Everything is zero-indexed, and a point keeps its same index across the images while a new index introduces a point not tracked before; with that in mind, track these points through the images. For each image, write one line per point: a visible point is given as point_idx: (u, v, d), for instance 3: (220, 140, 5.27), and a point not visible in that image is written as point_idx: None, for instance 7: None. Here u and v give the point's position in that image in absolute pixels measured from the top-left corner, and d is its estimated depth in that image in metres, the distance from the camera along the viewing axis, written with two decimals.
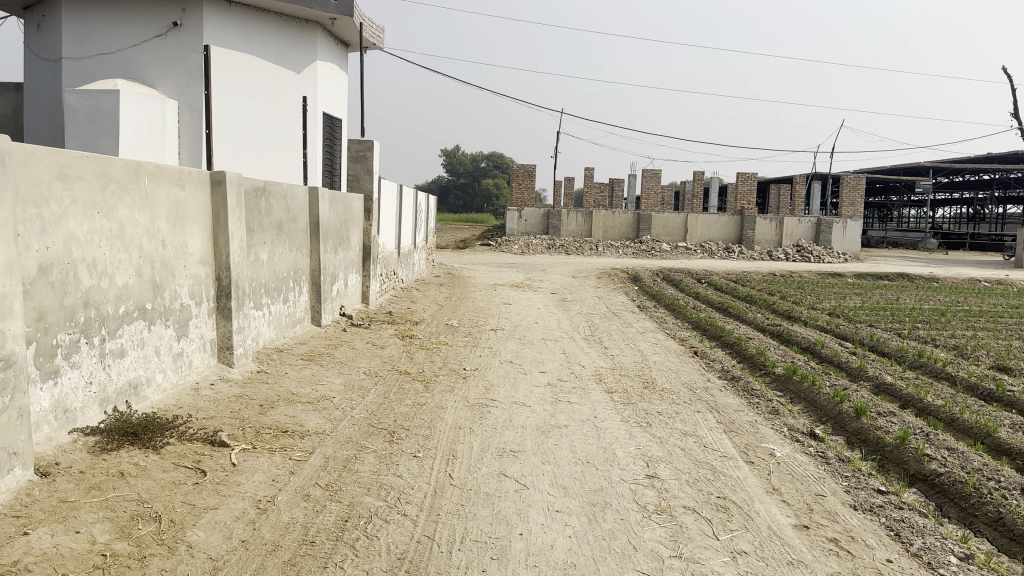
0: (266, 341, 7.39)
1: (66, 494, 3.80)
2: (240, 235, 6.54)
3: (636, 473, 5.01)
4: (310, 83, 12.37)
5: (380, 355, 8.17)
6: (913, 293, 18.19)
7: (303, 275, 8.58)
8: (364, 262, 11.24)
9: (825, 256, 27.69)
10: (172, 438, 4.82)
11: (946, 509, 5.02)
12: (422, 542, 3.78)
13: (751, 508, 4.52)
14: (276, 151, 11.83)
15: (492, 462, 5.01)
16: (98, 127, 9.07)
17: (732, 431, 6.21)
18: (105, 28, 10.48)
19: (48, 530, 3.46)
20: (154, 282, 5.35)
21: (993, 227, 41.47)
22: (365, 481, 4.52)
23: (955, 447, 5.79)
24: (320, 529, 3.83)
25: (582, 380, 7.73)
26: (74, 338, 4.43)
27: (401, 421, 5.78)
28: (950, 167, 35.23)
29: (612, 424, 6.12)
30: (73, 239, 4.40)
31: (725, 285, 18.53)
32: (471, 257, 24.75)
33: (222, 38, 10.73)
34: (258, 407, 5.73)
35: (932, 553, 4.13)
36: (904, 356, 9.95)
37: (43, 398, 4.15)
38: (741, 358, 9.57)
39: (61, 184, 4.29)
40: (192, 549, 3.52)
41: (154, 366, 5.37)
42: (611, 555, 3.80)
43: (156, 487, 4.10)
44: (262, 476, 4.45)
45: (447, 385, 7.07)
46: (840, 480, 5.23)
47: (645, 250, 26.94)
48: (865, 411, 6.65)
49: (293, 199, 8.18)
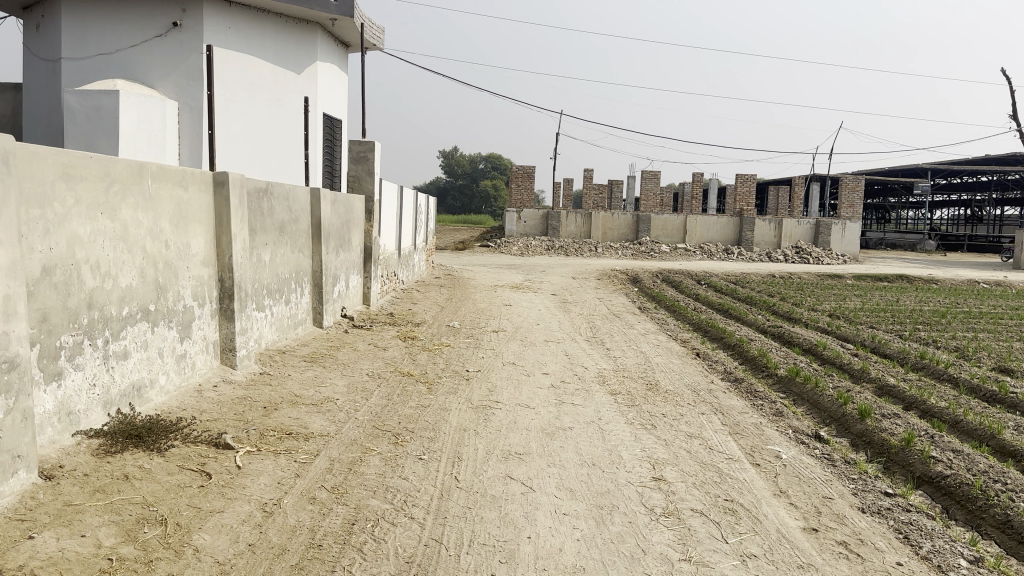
0: (268, 342, 7.36)
1: (70, 497, 3.77)
2: (242, 236, 6.51)
3: (642, 475, 4.99)
4: (310, 84, 12.34)
5: (383, 356, 8.15)
6: (913, 294, 18.21)
7: (305, 276, 8.55)
8: (365, 263, 11.21)
9: (824, 257, 27.74)
10: (175, 440, 4.79)
11: (952, 511, 5.01)
12: (430, 545, 3.76)
13: (759, 511, 4.50)
14: (276, 152, 11.80)
15: (498, 465, 5.00)
16: (98, 127, 9.05)
17: (737, 433, 6.19)
18: (105, 29, 10.45)
19: (54, 533, 3.43)
20: (158, 284, 5.32)
21: (991, 229, 41.54)
22: (371, 484, 4.49)
23: (961, 450, 5.77)
24: (327, 533, 3.80)
25: (585, 381, 7.72)
26: (77, 340, 4.40)
27: (405, 423, 5.75)
28: (948, 168, 35.30)
29: (617, 427, 6.10)
30: (76, 239, 4.38)
31: (725, 286, 18.55)
32: (471, 258, 24.76)
33: (223, 38, 10.71)
34: (262, 409, 5.70)
35: (942, 556, 4.13)
36: (906, 357, 9.95)
37: (47, 401, 4.12)
38: (743, 359, 9.57)
39: (64, 184, 4.26)
40: (199, 553, 3.49)
41: (157, 369, 5.34)
42: (620, 558, 3.78)
43: (161, 490, 4.07)
44: (267, 479, 4.42)
45: (451, 387, 7.05)
46: (847, 482, 5.22)
47: (645, 251, 26.97)
48: (869, 412, 6.65)
49: (296, 200, 8.16)
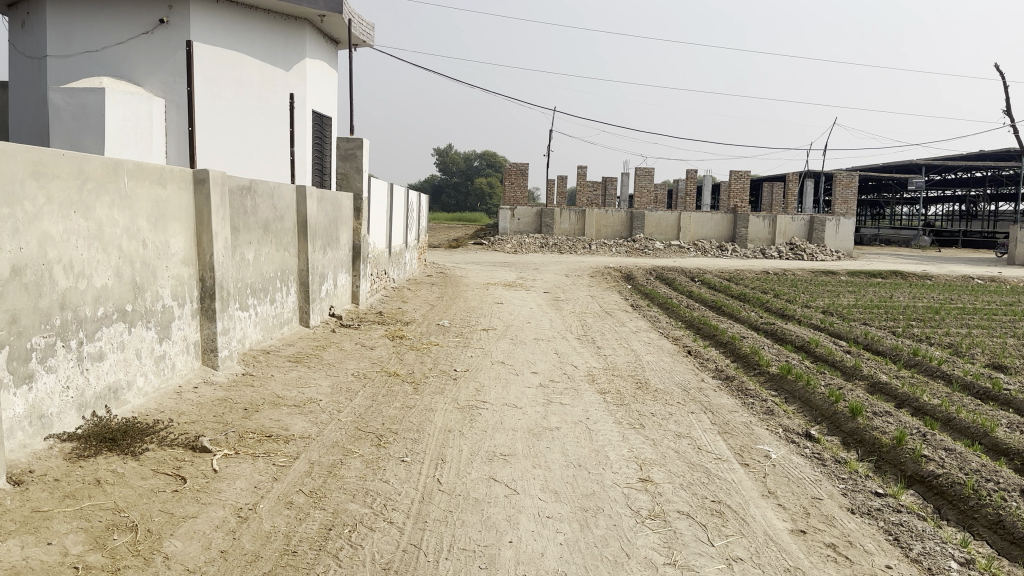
0: (252, 342, 7.26)
1: (39, 503, 3.66)
2: (224, 235, 6.40)
3: (629, 476, 4.91)
4: (299, 81, 12.20)
5: (370, 356, 8.06)
6: (907, 290, 18.15)
7: (291, 275, 8.44)
8: (354, 261, 11.11)
9: (818, 254, 27.56)
10: (151, 444, 4.69)
11: (944, 511, 4.94)
12: (408, 550, 3.67)
13: (746, 513, 4.42)
14: (264, 149, 11.68)
15: (482, 466, 4.90)
16: (82, 125, 8.91)
17: (727, 432, 6.11)
18: (90, 25, 10.30)
19: (19, 541, 3.32)
20: (135, 284, 5.21)
21: (985, 225, 41.62)
22: (351, 487, 4.39)
23: (954, 448, 5.70)
24: (303, 539, 3.71)
25: (574, 380, 7.64)
26: (50, 341, 4.28)
27: (389, 425, 5.65)
28: (942, 163, 35.28)
29: (606, 426, 6.03)
30: (48, 239, 4.26)
31: (717, 283, 18.50)
32: (464, 256, 24.60)
33: (210, 34, 10.57)
34: (243, 411, 5.59)
35: (932, 558, 4.04)
36: (899, 354, 9.89)
37: (17, 404, 4.01)
38: (735, 357, 9.51)
39: (35, 182, 4.15)
40: (169, 561, 3.39)
41: (135, 370, 5.23)
42: (603, 563, 3.70)
43: (134, 495, 3.97)
44: (244, 483, 4.32)
45: (438, 387, 6.95)
46: (837, 482, 5.14)
47: (638, 248, 26.84)
48: (861, 411, 6.58)
49: (281, 198, 8.03)
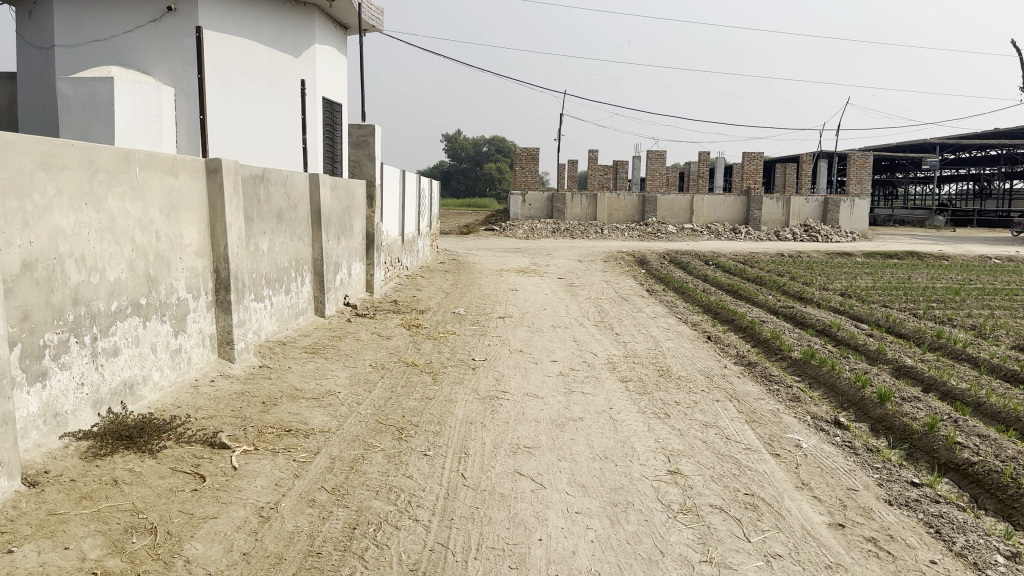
0: (268, 333, 7.16)
1: (55, 506, 3.57)
2: (238, 225, 6.26)
3: (657, 468, 4.78)
4: (308, 67, 12.02)
5: (386, 346, 7.91)
6: (925, 272, 17.78)
7: (305, 264, 8.31)
8: (367, 250, 10.96)
9: (832, 235, 27.11)
10: (169, 440, 4.60)
11: (982, 500, 4.78)
12: (435, 550, 3.55)
13: (781, 506, 4.28)
14: (275, 136, 11.54)
15: (506, 460, 4.79)
16: (91, 114, 8.76)
17: (755, 420, 5.96)
18: (97, 13, 10.12)
19: (36, 546, 3.23)
20: (148, 276, 5.09)
21: (1001, 204, 40.86)
22: (374, 483, 4.28)
23: (988, 435, 5.51)
24: (327, 538, 3.60)
25: (594, 368, 7.50)
26: (63, 338, 4.18)
27: (409, 417, 5.54)
28: (957, 142, 34.55)
29: (630, 416, 5.89)
30: (59, 232, 4.14)
31: (732, 266, 18.26)
32: (476, 242, 24.41)
33: (219, 22, 10.42)
34: (261, 404, 5.49)
35: (977, 552, 3.88)
36: (923, 337, 9.65)
37: (31, 402, 3.92)
38: (755, 342, 9.33)
39: (44, 174, 4.02)
40: (190, 565, 3.29)
41: (150, 365, 5.13)
42: (638, 561, 3.57)
43: (152, 495, 3.88)
44: (264, 481, 4.22)
45: (457, 377, 6.83)
46: (871, 472, 4.98)
47: (651, 232, 26.55)
48: (889, 396, 6.40)
49: (294, 187, 7.88)
